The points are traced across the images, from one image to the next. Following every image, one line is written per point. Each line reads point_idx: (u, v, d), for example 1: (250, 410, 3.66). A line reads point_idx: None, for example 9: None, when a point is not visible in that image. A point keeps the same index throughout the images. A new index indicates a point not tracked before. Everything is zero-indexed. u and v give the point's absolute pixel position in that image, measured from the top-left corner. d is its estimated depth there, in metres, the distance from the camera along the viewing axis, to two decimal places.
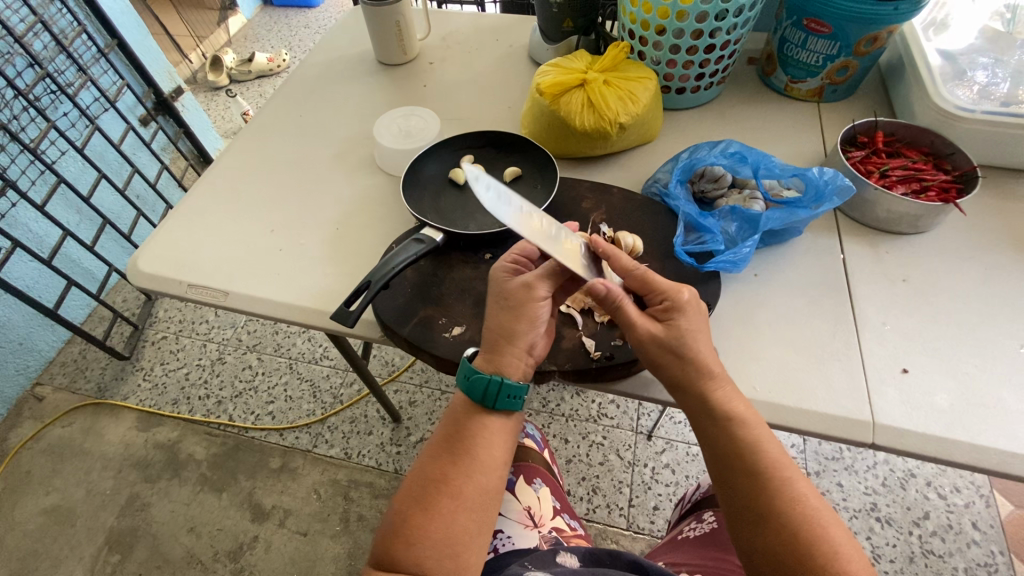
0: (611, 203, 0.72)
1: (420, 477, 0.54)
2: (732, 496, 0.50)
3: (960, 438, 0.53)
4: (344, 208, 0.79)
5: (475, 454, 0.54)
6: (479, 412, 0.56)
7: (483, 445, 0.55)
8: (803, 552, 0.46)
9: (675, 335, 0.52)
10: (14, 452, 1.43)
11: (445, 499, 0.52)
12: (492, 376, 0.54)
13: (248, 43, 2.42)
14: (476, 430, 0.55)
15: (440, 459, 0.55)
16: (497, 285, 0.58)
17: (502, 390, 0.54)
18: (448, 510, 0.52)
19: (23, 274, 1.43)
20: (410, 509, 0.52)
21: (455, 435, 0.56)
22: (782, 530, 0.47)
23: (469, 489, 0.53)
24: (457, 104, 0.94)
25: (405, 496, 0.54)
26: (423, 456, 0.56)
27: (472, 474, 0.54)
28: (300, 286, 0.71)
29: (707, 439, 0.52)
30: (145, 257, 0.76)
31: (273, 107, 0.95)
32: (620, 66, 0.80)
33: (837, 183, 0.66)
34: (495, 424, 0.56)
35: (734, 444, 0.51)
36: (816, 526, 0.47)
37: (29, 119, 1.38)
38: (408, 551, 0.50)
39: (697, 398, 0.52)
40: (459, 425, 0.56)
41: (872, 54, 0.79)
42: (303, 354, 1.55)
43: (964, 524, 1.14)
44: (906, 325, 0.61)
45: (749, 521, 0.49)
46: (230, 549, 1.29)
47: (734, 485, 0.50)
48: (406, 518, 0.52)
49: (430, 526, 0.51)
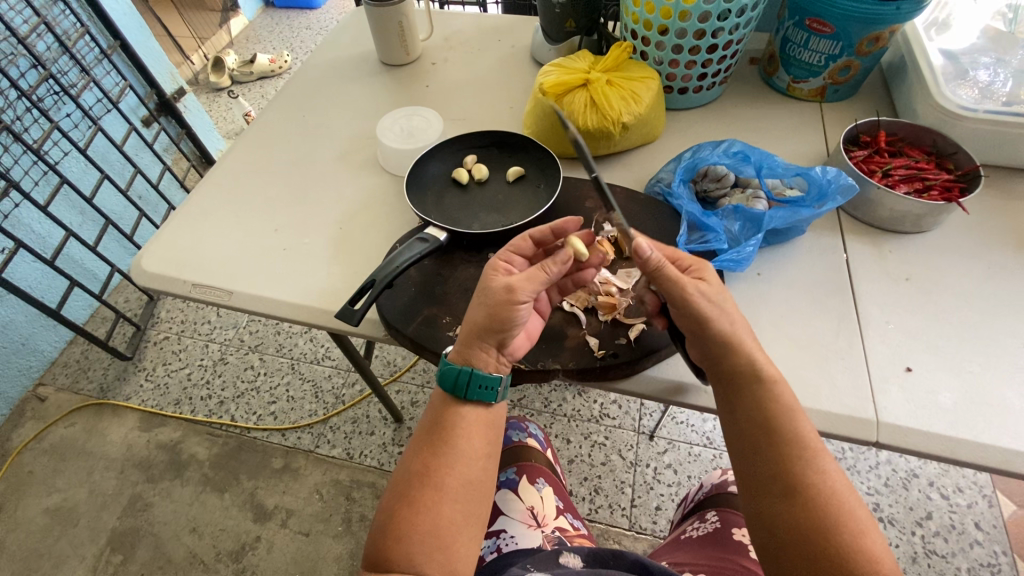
0: (614, 203, 0.72)
1: (405, 473, 0.54)
2: (758, 466, 0.50)
3: (964, 437, 0.53)
4: (348, 208, 0.79)
5: (456, 444, 0.54)
6: (454, 404, 0.56)
7: (464, 435, 0.55)
8: (829, 525, 0.46)
9: (720, 296, 0.52)
10: (16, 452, 1.43)
11: (429, 491, 0.52)
12: (460, 366, 0.54)
13: (250, 45, 2.43)
14: (454, 422, 0.55)
15: (422, 452, 0.54)
16: (482, 281, 0.57)
17: (473, 379, 0.54)
18: (433, 503, 0.52)
19: (26, 275, 1.44)
20: (398, 505, 0.52)
21: (436, 427, 0.55)
22: (808, 503, 0.47)
23: (454, 480, 0.53)
24: (460, 104, 0.94)
25: (394, 494, 0.54)
26: (408, 453, 0.56)
27: (454, 464, 0.53)
28: (304, 286, 0.71)
29: (740, 407, 0.51)
30: (149, 257, 0.76)
31: (276, 108, 0.96)
32: (623, 66, 0.80)
33: (840, 181, 0.67)
34: (474, 413, 0.56)
35: (770, 414, 0.50)
36: (842, 502, 0.47)
37: (32, 120, 1.38)
38: (397, 546, 0.50)
39: (740, 366, 0.51)
40: (438, 418, 0.56)
41: (874, 53, 0.80)
42: (305, 354, 1.55)
43: (967, 524, 1.14)
44: (910, 324, 0.61)
45: (774, 491, 0.49)
46: (232, 549, 1.29)
47: (763, 455, 0.50)
48: (393, 514, 0.52)
49: (417, 520, 0.51)
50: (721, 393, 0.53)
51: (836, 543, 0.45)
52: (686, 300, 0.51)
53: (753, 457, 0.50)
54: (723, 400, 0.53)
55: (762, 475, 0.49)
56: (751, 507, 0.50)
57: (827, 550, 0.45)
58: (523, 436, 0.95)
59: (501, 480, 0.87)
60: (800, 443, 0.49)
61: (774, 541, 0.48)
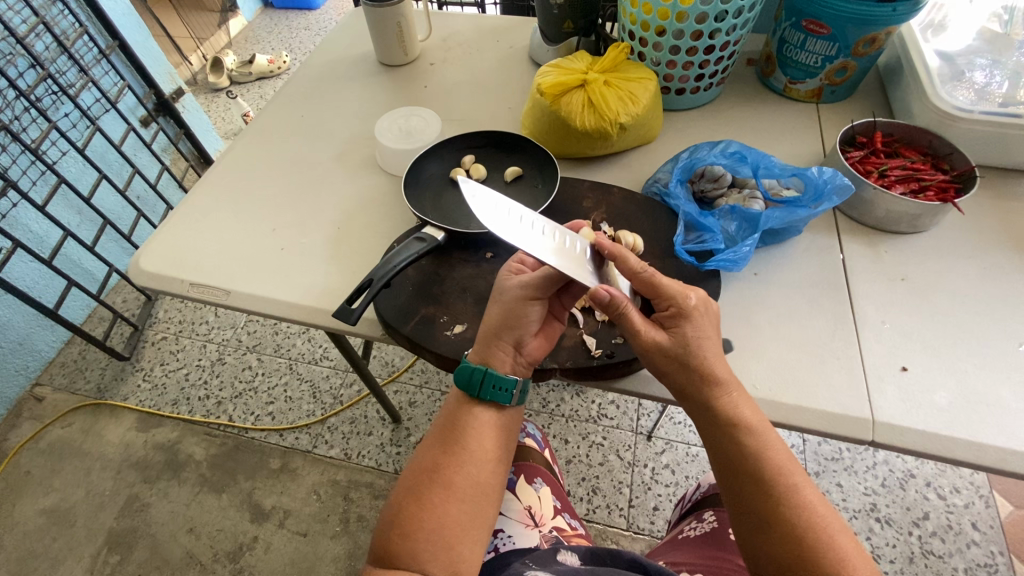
0: (611, 203, 0.73)
1: (415, 471, 0.55)
2: (738, 499, 0.50)
3: (958, 436, 0.54)
4: (345, 208, 0.80)
5: (466, 445, 0.55)
6: (469, 404, 0.57)
7: (474, 436, 0.56)
8: (807, 561, 0.46)
9: (681, 345, 0.52)
10: (13, 452, 1.43)
11: (437, 489, 0.53)
12: (476, 366, 0.55)
13: (249, 45, 2.43)
14: (465, 422, 0.56)
15: (432, 451, 0.55)
16: (497, 283, 0.59)
17: (487, 379, 0.55)
18: (439, 502, 0.52)
19: (24, 274, 1.43)
20: (405, 502, 0.53)
21: (446, 428, 0.57)
22: (786, 539, 0.47)
23: (462, 480, 0.53)
24: (458, 105, 0.94)
25: (403, 491, 0.54)
26: (418, 452, 0.56)
27: (464, 465, 0.54)
28: (301, 285, 0.71)
29: (717, 443, 0.52)
30: (147, 256, 0.76)
31: (274, 108, 0.96)
32: (620, 67, 0.81)
33: (835, 181, 0.67)
34: (486, 416, 0.57)
35: (745, 450, 0.50)
36: (823, 535, 0.47)
37: (30, 120, 1.39)
38: (402, 543, 0.50)
39: (699, 408, 0.52)
40: (451, 418, 0.57)
41: (871, 54, 0.80)
42: (303, 354, 1.55)
43: (964, 524, 1.14)
44: (905, 324, 0.62)
45: (755, 526, 0.49)
46: (229, 549, 1.29)
47: (741, 489, 0.50)
48: (401, 511, 0.52)
49: (422, 517, 0.51)
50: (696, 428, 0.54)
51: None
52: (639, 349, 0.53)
53: (732, 494, 0.51)
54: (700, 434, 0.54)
55: (743, 510, 0.50)
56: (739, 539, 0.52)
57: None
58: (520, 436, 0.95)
59: None
60: (777, 479, 0.49)
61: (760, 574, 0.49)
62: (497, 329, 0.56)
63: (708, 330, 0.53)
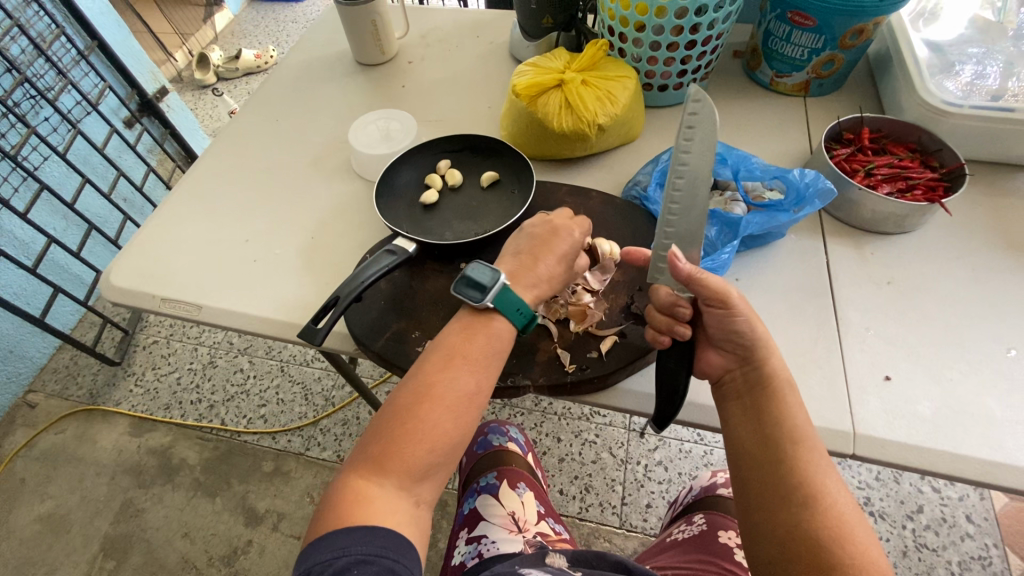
0: (589, 208, 0.70)
1: (429, 376, 0.50)
2: (773, 471, 0.48)
3: (941, 448, 0.52)
4: (320, 217, 0.78)
5: (490, 364, 0.52)
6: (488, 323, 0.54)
7: (499, 359, 0.53)
8: (844, 532, 0.45)
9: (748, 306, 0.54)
10: (8, 460, 1.43)
11: (459, 403, 0.50)
12: (515, 291, 0.54)
13: (235, 40, 2.39)
14: (490, 340, 0.53)
15: (449, 358, 0.51)
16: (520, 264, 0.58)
17: (518, 302, 0.54)
18: (460, 414, 0.50)
19: (10, 282, 1.42)
20: (417, 407, 0.48)
21: (467, 341, 0.53)
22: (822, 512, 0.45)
23: (479, 396, 0.51)
24: (436, 105, 0.92)
25: (414, 395, 0.49)
26: (429, 359, 0.52)
27: (482, 380, 0.52)
28: (274, 299, 0.70)
29: (765, 414, 0.50)
30: (118, 270, 0.74)
31: (249, 111, 0.93)
32: (599, 64, 0.78)
33: (818, 185, 0.64)
34: (507, 337, 0.54)
35: (789, 419, 0.50)
36: (853, 515, 0.46)
37: (9, 125, 1.37)
38: (416, 449, 0.47)
39: (762, 377, 0.51)
40: (471, 335, 0.53)
41: (858, 46, 0.77)
42: (294, 356, 1.54)
43: (958, 517, 1.14)
44: (890, 331, 0.60)
45: (788, 500, 0.46)
46: (224, 553, 1.29)
47: (777, 461, 0.48)
48: (415, 417, 0.48)
49: (441, 428, 0.48)
50: (740, 404, 0.52)
51: (848, 555, 0.44)
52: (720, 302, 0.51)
53: (773, 468, 0.48)
54: (745, 408, 0.52)
55: (774, 482, 0.47)
56: (760, 520, 0.48)
57: (842, 561, 0.43)
58: (503, 441, 0.96)
59: (482, 485, 0.87)
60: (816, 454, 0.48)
61: (789, 552, 0.45)
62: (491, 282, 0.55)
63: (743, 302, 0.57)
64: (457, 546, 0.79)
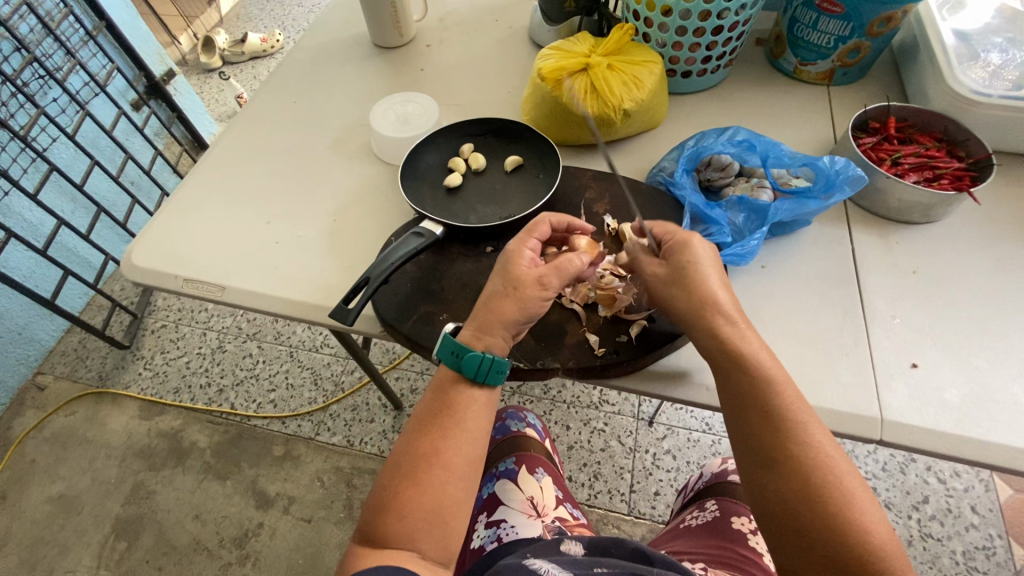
0: (615, 193, 0.70)
1: (403, 450, 0.52)
2: (766, 446, 0.46)
3: (967, 434, 0.53)
4: (342, 199, 0.77)
5: (449, 422, 0.52)
6: (457, 386, 0.54)
7: (461, 413, 0.53)
8: (813, 495, 0.44)
9: (678, 273, 0.52)
10: (18, 441, 1.44)
11: (434, 470, 0.50)
12: (449, 339, 0.53)
13: (240, 24, 2.37)
14: (458, 402, 0.53)
15: (421, 428, 0.52)
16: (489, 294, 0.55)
17: (451, 348, 0.53)
18: (436, 483, 0.50)
19: (19, 264, 1.42)
20: (390, 482, 0.50)
21: (424, 405, 0.54)
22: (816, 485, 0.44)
23: (454, 461, 0.51)
24: (456, 88, 0.91)
25: (392, 471, 0.51)
26: (407, 431, 0.53)
27: (456, 443, 0.51)
28: (299, 281, 0.70)
29: (727, 378, 0.49)
30: (139, 251, 0.74)
31: (268, 93, 0.93)
32: (624, 49, 0.77)
33: (848, 172, 0.64)
34: (465, 390, 0.53)
35: (750, 379, 0.48)
36: (825, 475, 0.45)
37: (18, 105, 1.36)
38: (397, 524, 0.48)
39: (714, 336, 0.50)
40: (441, 400, 0.53)
41: (885, 35, 0.77)
42: (304, 342, 1.54)
43: (963, 508, 1.15)
44: (916, 319, 0.60)
45: (781, 474, 0.45)
46: (235, 535, 1.30)
47: (768, 434, 0.47)
48: (394, 492, 0.50)
49: (420, 499, 0.49)
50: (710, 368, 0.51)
51: (816, 516, 0.44)
52: (665, 279, 0.53)
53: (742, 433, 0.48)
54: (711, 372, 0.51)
55: (765, 457, 0.46)
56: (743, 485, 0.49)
57: (810, 523, 0.44)
58: (521, 426, 0.96)
59: (501, 470, 0.87)
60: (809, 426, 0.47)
61: (765, 514, 0.46)
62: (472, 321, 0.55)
63: (710, 264, 0.52)
64: (476, 530, 0.80)
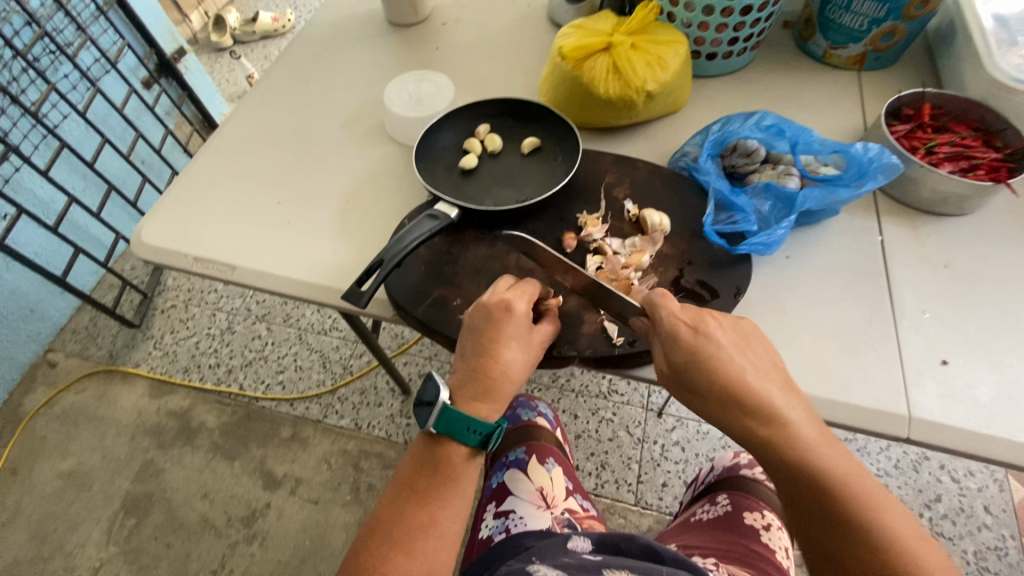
0: (635, 178, 0.68)
1: (389, 515, 0.50)
2: (819, 533, 0.44)
3: (998, 434, 0.51)
4: (354, 179, 0.76)
5: (448, 492, 0.51)
6: (446, 447, 0.53)
7: (452, 477, 0.52)
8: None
9: (691, 359, 0.49)
10: (30, 417, 1.45)
11: (422, 535, 0.49)
12: (457, 410, 0.51)
13: (252, 2, 2.34)
14: (448, 465, 0.52)
15: (411, 491, 0.51)
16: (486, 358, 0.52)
17: (463, 422, 0.51)
18: (425, 548, 0.49)
19: (30, 241, 1.42)
20: (376, 548, 0.48)
21: (420, 473, 0.52)
22: (891, 553, 0.41)
23: (443, 526, 0.50)
24: (472, 68, 0.89)
25: (377, 535, 0.49)
26: (393, 495, 0.52)
27: (445, 508, 0.51)
28: (309, 262, 0.68)
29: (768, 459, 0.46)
30: (149, 228, 0.73)
31: (279, 70, 0.91)
32: (648, 29, 0.74)
33: (882, 160, 0.62)
34: (468, 461, 0.53)
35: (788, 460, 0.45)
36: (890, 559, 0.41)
37: (29, 80, 1.34)
38: None
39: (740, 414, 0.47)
40: (430, 463, 0.52)
41: (922, 17, 0.73)
42: (312, 325, 1.54)
43: (976, 507, 1.13)
44: (947, 314, 0.58)
45: (854, 555, 0.42)
46: (243, 515, 1.31)
47: (820, 519, 0.44)
48: (379, 557, 0.48)
49: (406, 565, 0.48)
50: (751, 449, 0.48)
51: None
52: (684, 367, 0.49)
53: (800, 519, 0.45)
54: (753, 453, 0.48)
55: (830, 537, 0.43)
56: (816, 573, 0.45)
57: None
58: (532, 415, 0.96)
59: (511, 460, 0.87)
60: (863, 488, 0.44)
61: None
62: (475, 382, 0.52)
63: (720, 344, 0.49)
64: (485, 520, 0.79)
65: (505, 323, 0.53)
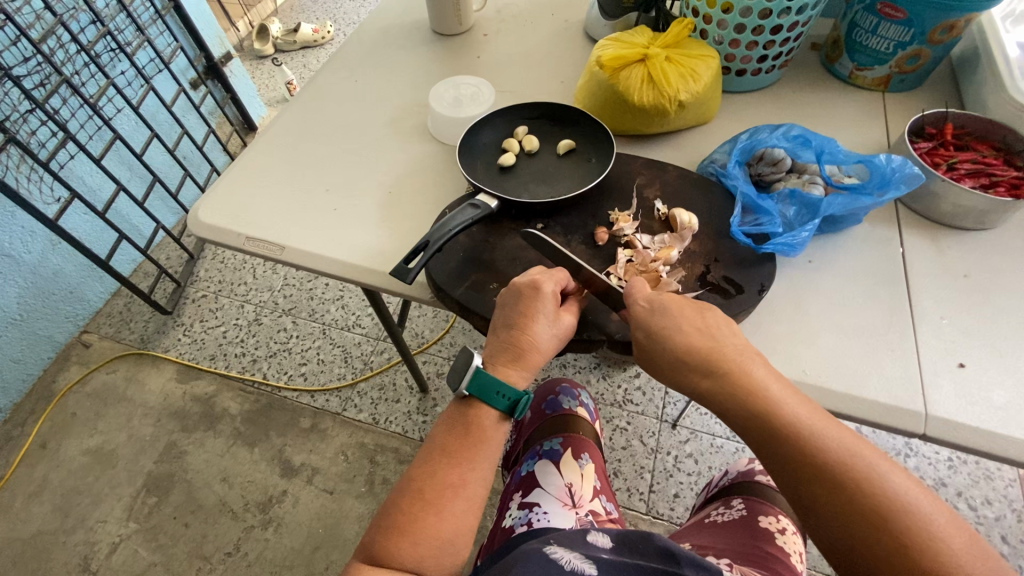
0: (666, 181, 0.72)
1: (420, 474, 0.54)
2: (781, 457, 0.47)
3: (1013, 435, 0.52)
4: (397, 173, 0.81)
5: (477, 454, 0.54)
6: (476, 411, 0.56)
7: (480, 441, 0.55)
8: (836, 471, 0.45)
9: (651, 334, 0.53)
10: (61, 394, 1.50)
11: (448, 494, 0.52)
12: (490, 374, 0.55)
13: (294, 14, 2.46)
14: (476, 430, 0.55)
15: (440, 453, 0.54)
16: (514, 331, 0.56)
17: (494, 385, 0.55)
18: (449, 508, 0.52)
19: (78, 226, 1.49)
20: (406, 504, 0.52)
21: (452, 437, 0.55)
22: (839, 476, 0.45)
23: (469, 488, 0.53)
24: (510, 76, 0.94)
25: (405, 493, 0.53)
26: (424, 456, 0.55)
27: (469, 470, 0.53)
28: (353, 246, 0.73)
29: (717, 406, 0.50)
30: (205, 208, 0.78)
31: (329, 71, 0.97)
32: (682, 43, 0.79)
33: (904, 170, 0.66)
34: (496, 425, 0.56)
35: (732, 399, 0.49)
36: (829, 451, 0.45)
37: (89, 74, 1.43)
38: (409, 548, 0.49)
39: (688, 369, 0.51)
40: (460, 427, 0.56)
41: (947, 42, 0.77)
42: (336, 320, 1.59)
43: (993, 536, 1.12)
44: (965, 322, 0.60)
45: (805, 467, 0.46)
46: (260, 500, 1.34)
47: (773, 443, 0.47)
48: (406, 513, 0.51)
49: (432, 522, 0.51)
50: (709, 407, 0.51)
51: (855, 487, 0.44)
52: (647, 343, 0.53)
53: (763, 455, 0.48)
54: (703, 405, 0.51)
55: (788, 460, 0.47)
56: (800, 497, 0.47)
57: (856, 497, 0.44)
58: (574, 404, 1.00)
59: (545, 450, 0.90)
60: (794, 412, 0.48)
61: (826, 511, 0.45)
62: (506, 346, 0.56)
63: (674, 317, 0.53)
64: (510, 509, 0.81)
65: (535, 302, 0.56)
